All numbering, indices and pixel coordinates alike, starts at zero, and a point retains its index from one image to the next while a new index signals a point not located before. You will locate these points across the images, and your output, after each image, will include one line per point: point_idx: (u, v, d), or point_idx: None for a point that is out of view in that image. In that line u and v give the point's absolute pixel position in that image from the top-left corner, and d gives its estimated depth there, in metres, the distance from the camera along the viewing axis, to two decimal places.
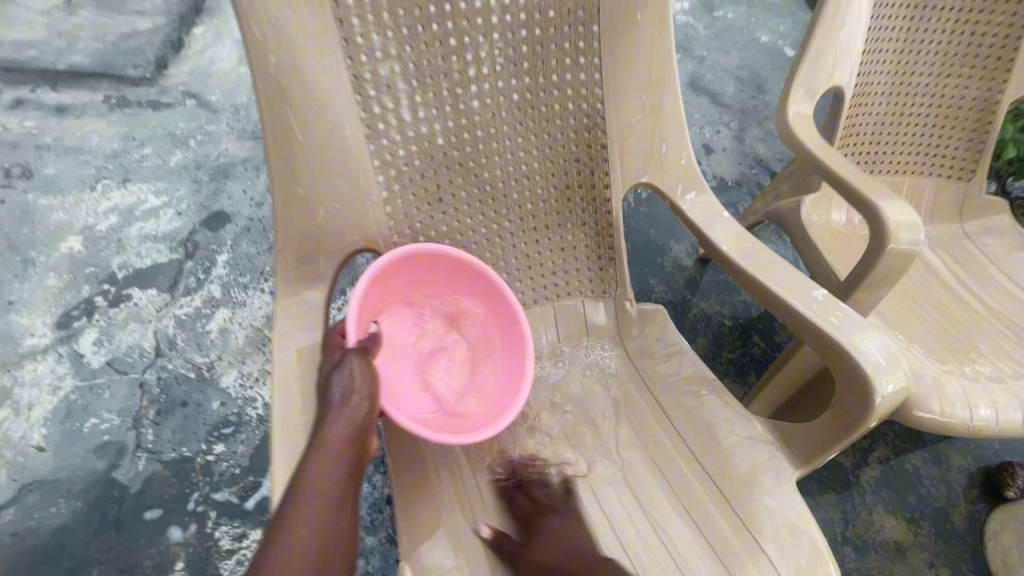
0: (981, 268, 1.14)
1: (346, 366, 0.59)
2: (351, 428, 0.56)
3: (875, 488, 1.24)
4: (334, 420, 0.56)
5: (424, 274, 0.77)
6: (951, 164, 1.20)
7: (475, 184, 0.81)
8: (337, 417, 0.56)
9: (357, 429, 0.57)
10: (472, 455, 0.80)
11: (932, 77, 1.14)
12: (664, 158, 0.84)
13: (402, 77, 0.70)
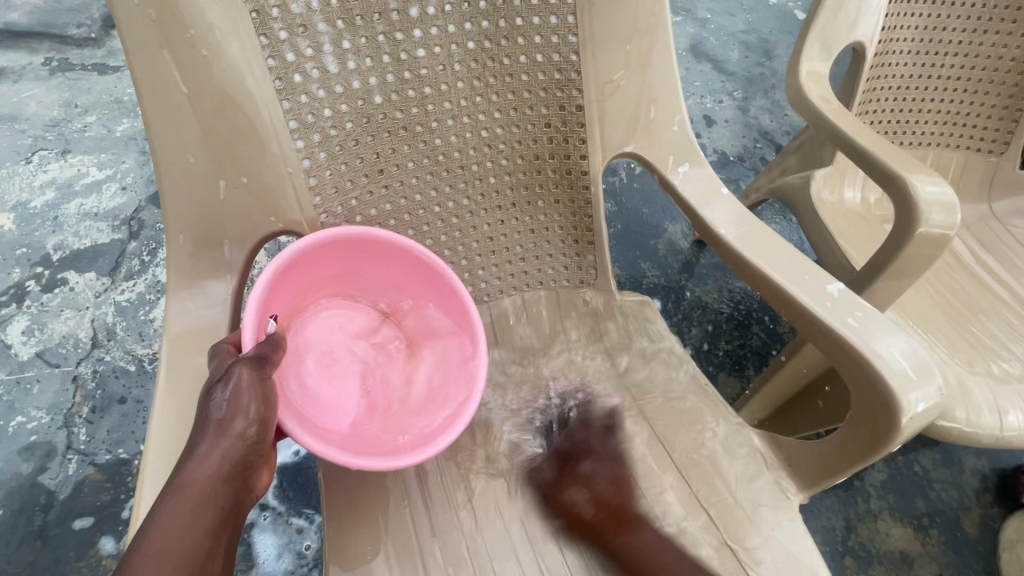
0: (1010, 253, 1.02)
1: (231, 379, 0.49)
2: (228, 463, 0.46)
3: (882, 493, 1.13)
4: (206, 455, 0.46)
5: (356, 264, 0.69)
6: (981, 135, 1.06)
7: (424, 153, 0.67)
8: (210, 448, 0.46)
9: (236, 463, 0.47)
10: (424, 474, 0.68)
11: (968, 33, 0.98)
12: (653, 122, 0.70)
13: (322, 16, 0.56)
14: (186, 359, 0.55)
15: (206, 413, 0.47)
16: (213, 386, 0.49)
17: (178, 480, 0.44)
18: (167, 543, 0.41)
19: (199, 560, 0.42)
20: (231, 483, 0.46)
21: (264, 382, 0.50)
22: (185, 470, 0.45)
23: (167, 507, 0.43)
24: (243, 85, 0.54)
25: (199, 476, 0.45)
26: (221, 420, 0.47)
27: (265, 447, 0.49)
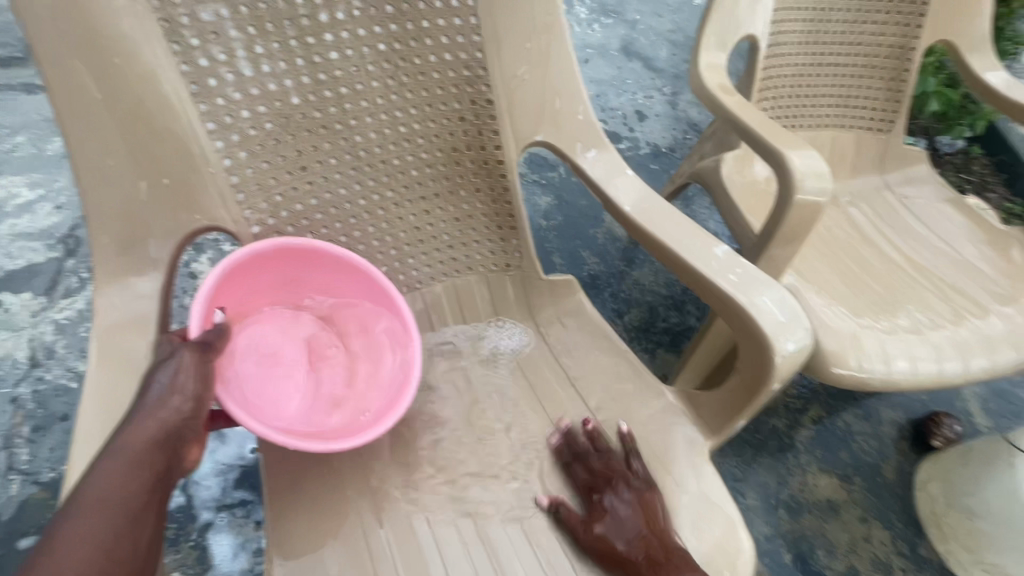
0: (901, 220, 1.13)
1: (173, 360, 0.54)
2: (163, 431, 0.51)
3: (809, 447, 1.23)
4: (143, 421, 0.51)
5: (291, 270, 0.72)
6: (874, 116, 1.17)
7: (345, 150, 0.72)
8: (148, 417, 0.51)
9: (171, 432, 0.52)
10: (363, 453, 0.71)
11: (850, 25, 1.10)
12: (559, 112, 0.76)
13: (233, 23, 0.60)
14: (114, 354, 0.56)
15: (147, 385, 0.53)
16: (157, 363, 0.54)
17: (115, 443, 0.49)
18: (105, 494, 0.47)
19: (133, 513, 0.48)
20: (164, 450, 0.51)
21: (204, 365, 0.56)
22: (123, 434, 0.50)
23: (104, 466, 0.48)
24: (156, 88, 0.57)
25: (134, 441, 0.49)
26: (159, 395, 0.52)
27: (198, 423, 0.55)
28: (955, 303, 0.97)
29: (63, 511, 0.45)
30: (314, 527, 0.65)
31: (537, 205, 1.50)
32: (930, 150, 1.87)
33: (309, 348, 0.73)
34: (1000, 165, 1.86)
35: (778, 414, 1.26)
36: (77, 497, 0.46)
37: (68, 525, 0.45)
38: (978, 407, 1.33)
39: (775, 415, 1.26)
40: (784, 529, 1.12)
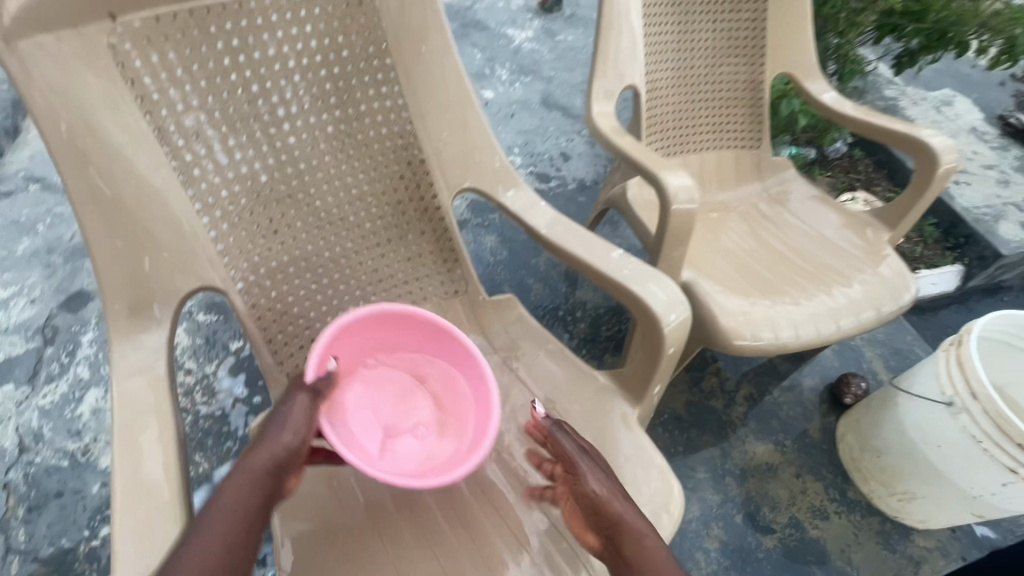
0: (780, 217, 1.36)
1: (289, 405, 0.70)
2: (273, 460, 0.65)
3: (745, 421, 1.40)
4: (262, 447, 0.66)
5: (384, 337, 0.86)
6: (744, 138, 1.43)
7: (308, 213, 0.88)
8: (265, 446, 0.66)
9: (280, 460, 0.66)
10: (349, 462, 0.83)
11: (709, 70, 1.37)
12: (480, 163, 0.95)
13: (209, 124, 0.77)
14: (131, 396, 0.67)
15: (268, 424, 0.68)
16: (280, 406, 0.71)
17: (242, 464, 0.64)
18: (231, 502, 0.61)
19: (248, 518, 0.61)
20: (273, 474, 0.65)
21: (310, 410, 0.71)
22: (248, 457, 0.65)
23: (232, 481, 0.63)
24: (154, 181, 0.71)
25: (254, 465, 0.64)
26: (275, 431, 0.67)
27: (298, 459, 0.68)
28: (825, 277, 1.19)
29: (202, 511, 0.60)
30: (333, 534, 0.76)
31: (483, 244, 1.69)
32: (819, 157, 2.23)
33: (412, 407, 0.85)
34: (881, 163, 2.22)
35: (715, 396, 1.44)
36: (214, 501, 0.61)
37: (205, 521, 0.59)
38: (880, 366, 1.56)
39: (712, 397, 1.43)
40: (733, 494, 1.28)
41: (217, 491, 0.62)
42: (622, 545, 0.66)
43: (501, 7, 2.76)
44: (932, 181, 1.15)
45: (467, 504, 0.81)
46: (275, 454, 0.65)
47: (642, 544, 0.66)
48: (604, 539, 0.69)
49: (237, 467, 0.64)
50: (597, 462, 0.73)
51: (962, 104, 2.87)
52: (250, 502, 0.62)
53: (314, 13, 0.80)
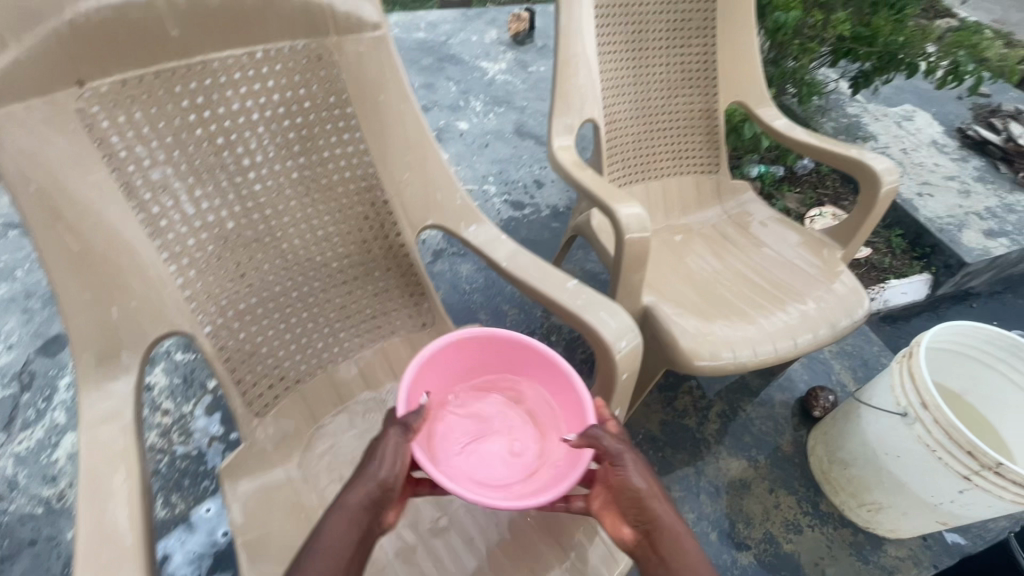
0: (740, 238, 1.42)
1: (385, 441, 0.70)
2: (369, 498, 0.67)
3: (718, 438, 1.43)
4: (358, 485, 0.67)
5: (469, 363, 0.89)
6: (704, 164, 1.50)
7: (275, 255, 0.91)
8: (360, 483, 0.67)
9: (375, 498, 0.67)
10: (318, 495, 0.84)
11: (666, 103, 1.44)
12: (441, 201, 0.99)
13: (176, 177, 0.80)
14: (98, 441, 0.69)
15: (367, 458, 0.70)
16: (375, 440, 0.72)
17: (340, 502, 0.66)
18: (330, 543, 0.63)
19: (345, 560, 0.63)
20: (370, 511, 0.67)
21: (405, 444, 0.71)
22: (345, 495, 0.67)
23: (331, 521, 0.65)
24: (122, 233, 0.75)
25: (350, 505, 0.66)
26: (370, 470, 0.68)
27: (393, 494, 0.69)
28: (781, 295, 1.24)
29: (304, 553, 0.63)
30: None
31: (458, 273, 1.72)
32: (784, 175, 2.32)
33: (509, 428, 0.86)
34: None
35: (688, 414, 1.47)
36: (316, 540, 0.63)
37: (308, 564, 0.62)
38: (849, 378, 1.60)
39: (686, 415, 1.46)
40: (707, 512, 1.30)
41: (317, 533, 0.64)
42: (659, 542, 0.67)
43: (475, 42, 2.87)
44: (877, 200, 1.21)
45: (438, 537, 0.82)
46: (371, 491, 0.67)
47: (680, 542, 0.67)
48: (639, 534, 0.69)
49: (335, 505, 0.66)
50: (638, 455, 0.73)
51: (922, 118, 2.99)
52: (348, 542, 0.64)
53: (275, 69, 0.84)
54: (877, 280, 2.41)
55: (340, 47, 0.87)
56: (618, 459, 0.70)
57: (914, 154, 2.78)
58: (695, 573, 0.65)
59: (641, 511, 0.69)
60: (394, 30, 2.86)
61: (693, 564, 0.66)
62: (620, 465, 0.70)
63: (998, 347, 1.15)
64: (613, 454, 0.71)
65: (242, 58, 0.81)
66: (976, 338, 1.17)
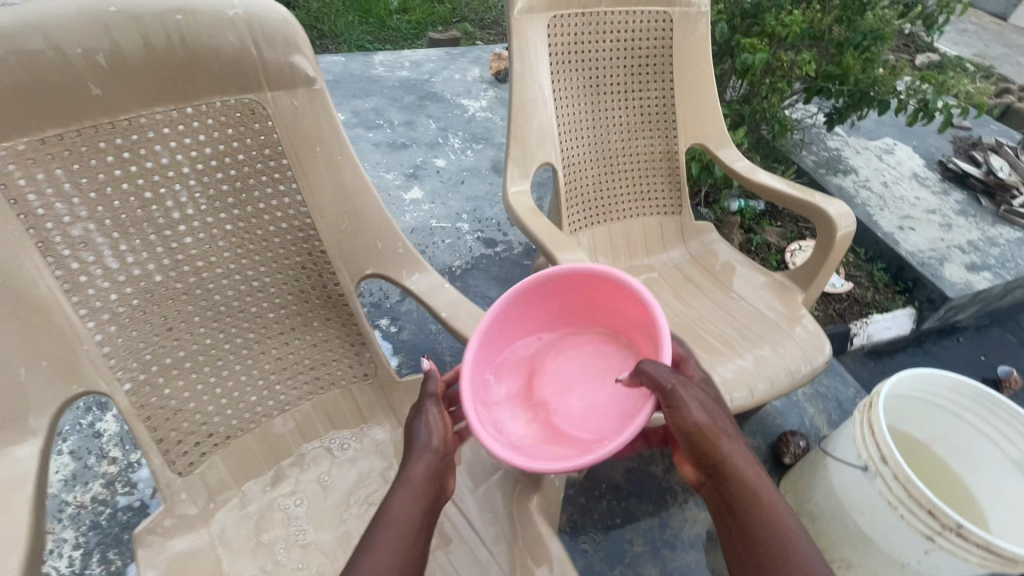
0: (704, 280, 1.40)
1: (426, 416, 0.76)
2: (430, 469, 0.71)
3: (685, 486, 1.38)
4: (416, 458, 0.71)
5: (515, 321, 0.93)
6: (667, 206, 1.50)
7: (207, 307, 0.89)
8: (420, 455, 0.72)
9: (434, 469, 0.71)
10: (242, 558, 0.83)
11: (628, 146, 1.45)
12: (381, 251, 0.98)
13: (99, 232, 0.79)
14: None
15: (413, 434, 0.75)
16: (417, 415, 0.77)
17: (404, 476, 0.70)
18: (401, 513, 0.66)
19: (414, 528, 0.66)
20: (433, 483, 0.70)
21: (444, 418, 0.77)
22: (408, 469, 0.70)
23: (397, 494, 0.68)
24: (35, 291, 0.73)
25: (416, 476, 0.70)
26: (426, 441, 0.73)
27: (447, 465, 0.74)
28: (740, 341, 1.21)
29: (375, 523, 0.65)
30: None
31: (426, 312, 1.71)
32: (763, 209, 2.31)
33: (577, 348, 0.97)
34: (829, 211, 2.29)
35: (655, 461, 1.42)
36: (384, 511, 0.66)
37: (378, 534, 0.64)
38: (823, 421, 1.56)
39: (652, 462, 1.42)
40: (671, 568, 1.24)
41: (387, 502, 0.67)
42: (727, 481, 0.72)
43: (457, 79, 2.92)
44: (835, 246, 1.21)
45: None
46: (429, 462, 0.71)
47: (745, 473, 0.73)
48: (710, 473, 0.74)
49: (401, 478, 0.69)
50: (697, 395, 0.75)
51: (903, 151, 3.01)
52: (416, 511, 0.67)
53: (207, 122, 0.84)
54: (860, 315, 2.38)
55: (273, 100, 0.87)
56: (677, 401, 0.73)
57: (895, 187, 2.78)
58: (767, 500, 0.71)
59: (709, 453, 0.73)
60: (379, 68, 2.92)
61: (764, 496, 0.71)
62: (682, 404, 0.73)
63: (965, 396, 1.12)
64: (676, 403, 0.73)
65: (171, 113, 0.81)
66: (942, 387, 1.14)
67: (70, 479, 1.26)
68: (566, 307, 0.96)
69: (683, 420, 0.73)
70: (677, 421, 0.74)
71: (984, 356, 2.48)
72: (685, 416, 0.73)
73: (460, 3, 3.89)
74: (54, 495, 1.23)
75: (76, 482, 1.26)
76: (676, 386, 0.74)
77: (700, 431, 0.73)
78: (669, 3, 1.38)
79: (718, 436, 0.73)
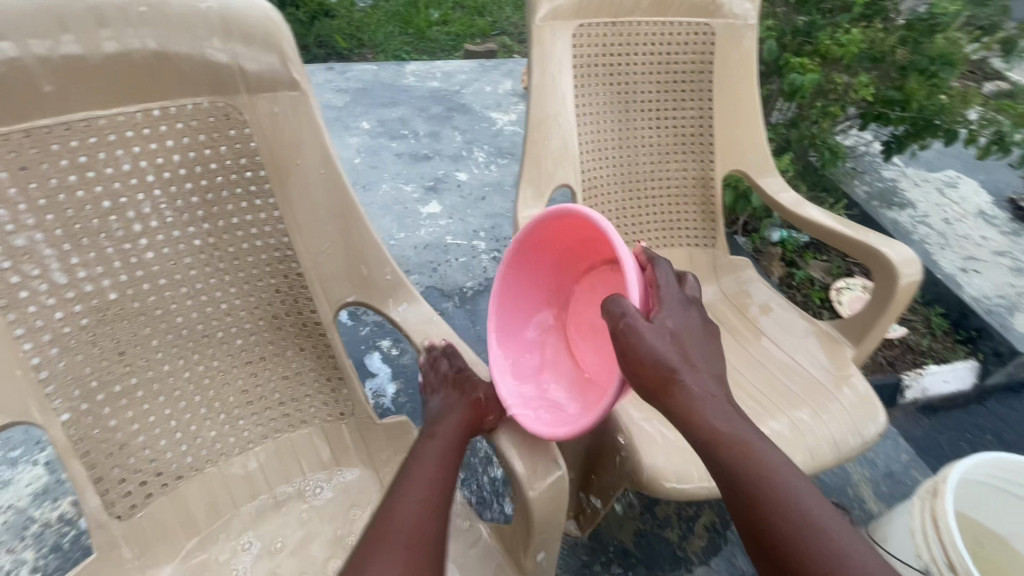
0: (737, 324, 1.23)
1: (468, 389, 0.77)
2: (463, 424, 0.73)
3: (704, 558, 1.21)
4: (454, 410, 0.74)
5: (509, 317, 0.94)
6: (698, 236, 1.34)
7: (167, 330, 0.80)
8: (457, 410, 0.74)
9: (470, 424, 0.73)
10: None
11: (657, 168, 1.31)
12: (366, 277, 0.87)
13: (46, 243, 0.71)
14: None
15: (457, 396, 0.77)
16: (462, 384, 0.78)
17: (444, 421, 0.73)
18: (436, 452, 0.68)
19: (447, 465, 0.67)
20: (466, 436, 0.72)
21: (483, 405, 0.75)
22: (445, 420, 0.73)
23: (436, 436, 0.71)
24: None
25: (451, 422, 0.73)
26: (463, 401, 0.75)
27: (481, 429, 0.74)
28: (775, 399, 1.05)
29: (413, 451, 0.69)
30: None
31: None
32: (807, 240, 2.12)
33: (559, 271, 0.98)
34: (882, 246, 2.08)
35: (670, 524, 1.26)
36: (422, 444, 0.70)
37: (413, 465, 0.67)
38: (869, 493, 1.35)
39: (667, 526, 1.25)
40: None
41: (427, 436, 0.71)
42: (688, 425, 0.70)
43: (489, 92, 2.84)
44: (896, 296, 1.03)
45: None
46: (465, 419, 0.73)
47: (709, 409, 0.70)
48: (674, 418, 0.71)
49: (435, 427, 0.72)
50: (652, 332, 0.72)
51: (967, 185, 2.75)
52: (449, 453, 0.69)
53: (176, 127, 0.77)
54: (914, 364, 2.13)
55: (251, 106, 0.79)
56: (630, 340, 0.71)
57: (958, 225, 2.52)
58: (735, 440, 0.68)
59: (670, 395, 0.71)
60: (410, 78, 2.87)
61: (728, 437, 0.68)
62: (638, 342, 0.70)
63: None
64: (631, 343, 0.71)
65: (136, 115, 0.74)
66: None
67: (40, 493, 1.19)
68: (550, 250, 0.97)
69: (641, 360, 0.70)
70: (633, 362, 0.71)
71: None
72: (641, 357, 0.70)
73: (501, 15, 3.82)
74: (21, 511, 1.16)
75: (46, 497, 1.18)
76: (634, 324, 0.71)
77: (656, 375, 0.70)
78: (711, 14, 1.24)
79: (676, 375, 0.71)
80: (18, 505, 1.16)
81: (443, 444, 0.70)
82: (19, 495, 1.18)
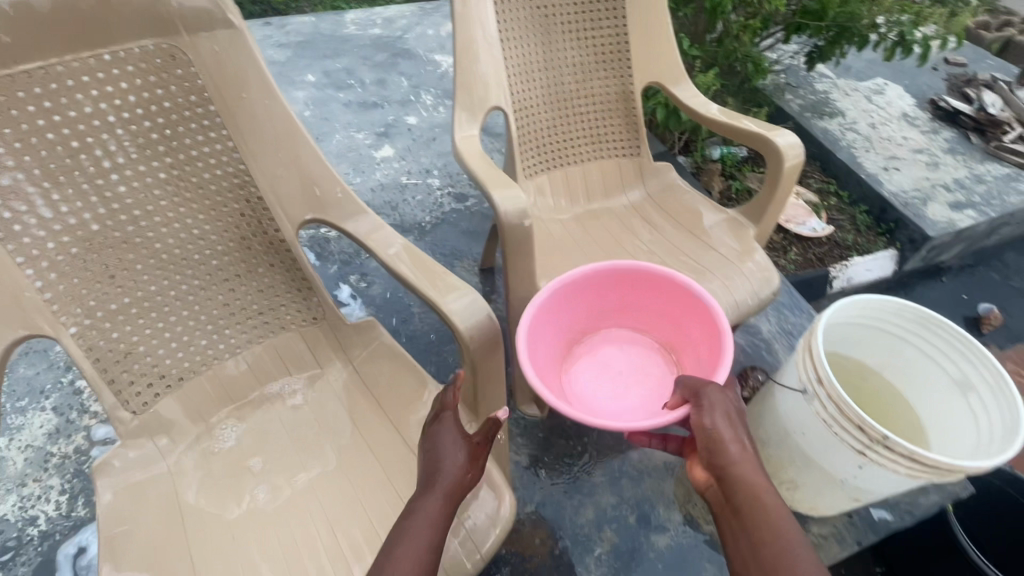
0: (662, 220, 1.39)
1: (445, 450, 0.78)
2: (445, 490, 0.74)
3: None
4: (437, 474, 0.76)
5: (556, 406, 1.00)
6: (625, 147, 1.49)
7: (149, 255, 0.92)
8: (432, 479, 0.75)
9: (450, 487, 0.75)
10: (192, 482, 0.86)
11: (582, 88, 1.43)
12: (320, 196, 0.99)
13: (28, 181, 0.81)
14: None
15: (438, 454, 0.77)
16: (441, 438, 0.79)
17: (426, 489, 0.75)
18: (413, 532, 0.70)
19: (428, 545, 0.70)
20: (446, 500, 0.74)
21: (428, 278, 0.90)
22: (419, 495, 0.74)
23: (416, 508, 0.73)
24: None
25: (431, 493, 0.74)
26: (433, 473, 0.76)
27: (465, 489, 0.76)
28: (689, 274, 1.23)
29: (394, 531, 0.71)
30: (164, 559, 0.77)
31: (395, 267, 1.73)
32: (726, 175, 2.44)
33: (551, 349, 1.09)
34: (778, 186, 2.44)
35: None
36: (406, 517, 0.73)
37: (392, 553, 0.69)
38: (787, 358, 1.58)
39: None
40: (629, 495, 1.30)
41: (406, 514, 0.73)
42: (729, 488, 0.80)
43: (431, 35, 2.85)
44: (783, 175, 1.21)
45: (307, 519, 0.82)
46: (445, 481, 0.75)
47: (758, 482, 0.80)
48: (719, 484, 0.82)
49: (413, 506, 0.73)
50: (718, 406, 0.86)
51: (893, 91, 2.92)
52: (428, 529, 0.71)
53: (126, 70, 0.86)
54: (840, 258, 2.36)
55: (194, 47, 0.89)
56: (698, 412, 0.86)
57: (883, 127, 2.71)
58: (763, 500, 0.77)
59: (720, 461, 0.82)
60: (351, 27, 2.85)
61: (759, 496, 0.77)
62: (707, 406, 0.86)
63: (906, 320, 1.12)
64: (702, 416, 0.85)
65: (88, 61, 0.82)
66: (888, 311, 1.13)
67: (54, 432, 1.32)
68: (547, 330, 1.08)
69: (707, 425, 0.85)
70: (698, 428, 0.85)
71: (967, 295, 2.45)
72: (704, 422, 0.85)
73: None
74: (40, 448, 1.29)
75: (60, 435, 1.31)
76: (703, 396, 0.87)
77: (715, 441, 0.83)
78: None
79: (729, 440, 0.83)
80: (36, 444, 1.30)
81: (422, 518, 0.72)
82: (35, 436, 1.31)
